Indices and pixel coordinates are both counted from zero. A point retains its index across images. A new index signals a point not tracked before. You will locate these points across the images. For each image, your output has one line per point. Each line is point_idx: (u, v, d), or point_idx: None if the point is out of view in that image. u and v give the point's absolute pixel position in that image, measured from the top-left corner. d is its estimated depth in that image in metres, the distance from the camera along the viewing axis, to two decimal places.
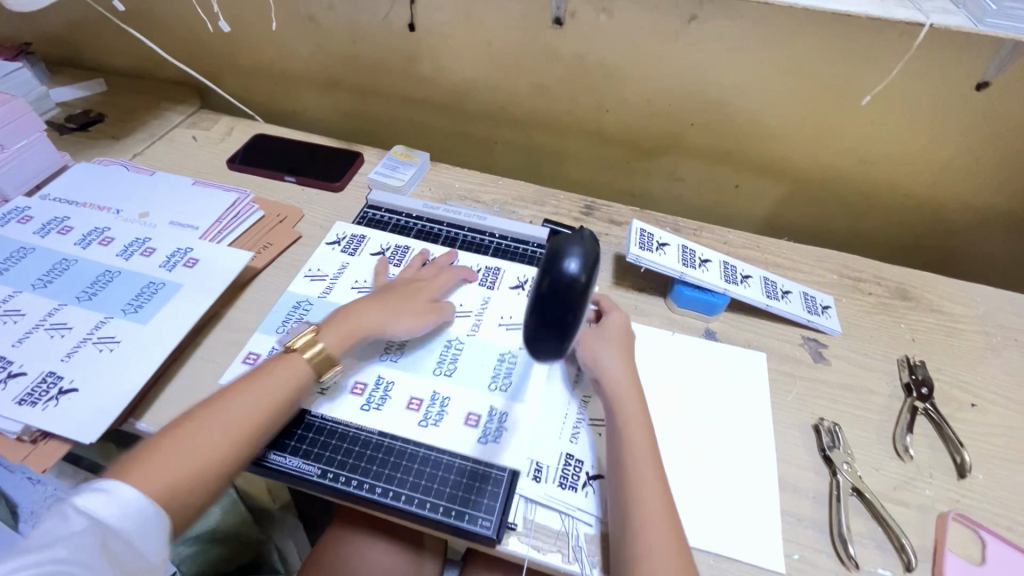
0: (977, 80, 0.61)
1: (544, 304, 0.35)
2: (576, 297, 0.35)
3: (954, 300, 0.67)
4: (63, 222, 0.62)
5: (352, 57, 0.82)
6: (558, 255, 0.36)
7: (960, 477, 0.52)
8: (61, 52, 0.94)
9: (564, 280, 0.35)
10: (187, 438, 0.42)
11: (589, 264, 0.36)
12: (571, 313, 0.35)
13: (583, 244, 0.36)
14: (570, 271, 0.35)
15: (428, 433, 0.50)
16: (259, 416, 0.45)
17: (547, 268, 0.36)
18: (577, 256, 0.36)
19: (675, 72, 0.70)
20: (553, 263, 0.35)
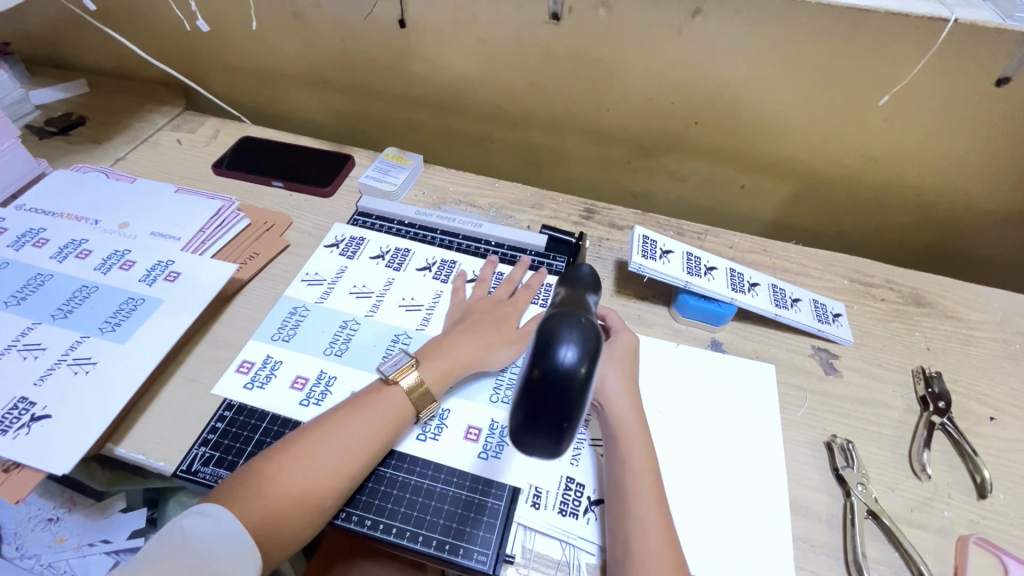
0: (997, 75, 0.58)
1: (530, 404, 0.27)
2: (571, 397, 0.27)
3: (971, 306, 0.64)
4: (39, 234, 0.59)
5: (341, 55, 0.78)
6: (548, 339, 0.28)
7: (980, 497, 0.49)
8: (41, 52, 0.90)
9: (556, 376, 0.27)
10: (265, 481, 0.42)
11: (589, 354, 0.28)
12: (566, 417, 0.27)
13: (579, 327, 0.28)
14: (564, 364, 0.27)
15: (424, 450, 0.48)
16: (370, 452, 0.45)
17: (535, 359, 0.27)
18: (574, 342, 0.27)
19: (679, 69, 0.67)
20: (544, 353, 0.27)
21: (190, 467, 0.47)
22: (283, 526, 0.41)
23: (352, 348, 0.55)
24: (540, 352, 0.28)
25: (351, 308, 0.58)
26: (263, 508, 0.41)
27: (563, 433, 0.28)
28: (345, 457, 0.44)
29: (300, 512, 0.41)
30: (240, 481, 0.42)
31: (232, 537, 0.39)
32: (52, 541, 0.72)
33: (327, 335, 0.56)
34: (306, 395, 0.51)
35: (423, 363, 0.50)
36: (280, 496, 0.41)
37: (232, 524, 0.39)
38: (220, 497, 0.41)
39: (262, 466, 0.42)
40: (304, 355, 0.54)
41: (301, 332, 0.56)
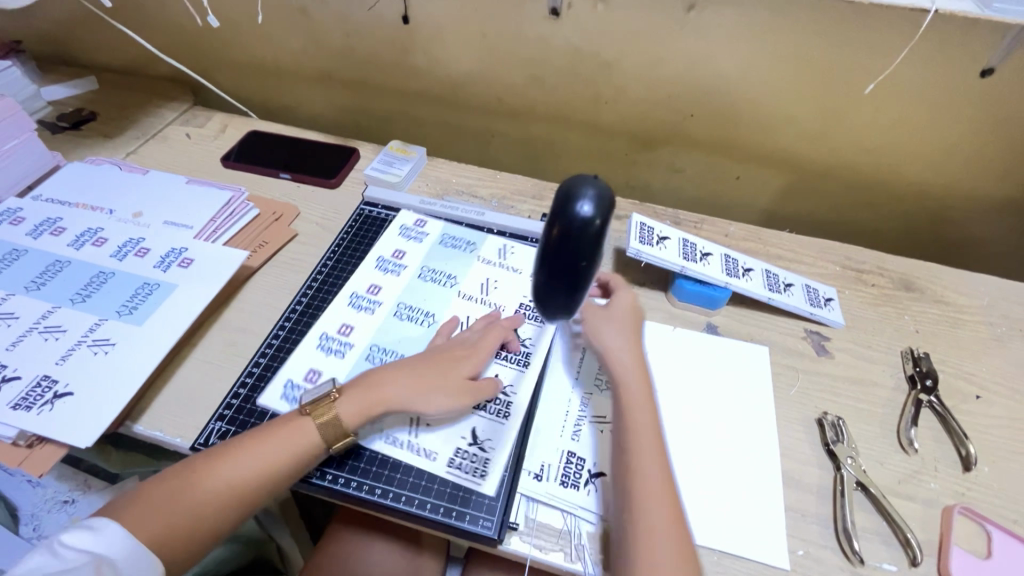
0: (982, 66, 0.60)
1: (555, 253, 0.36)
2: (588, 241, 0.35)
3: (959, 291, 0.67)
4: (56, 223, 0.61)
5: (346, 50, 0.80)
6: (569, 197, 0.36)
7: (965, 470, 0.51)
8: (52, 50, 0.93)
9: (577, 225, 0.35)
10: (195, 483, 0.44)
11: (602, 209, 0.36)
12: (585, 259, 0.36)
13: (594, 186, 0.36)
14: (583, 215, 0.35)
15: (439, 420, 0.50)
16: (270, 474, 0.45)
17: (559, 216, 0.36)
18: (589, 199, 0.35)
19: (675, 62, 0.69)
20: (565, 209, 0.35)
21: (207, 440, 0.49)
22: (198, 522, 0.43)
23: (375, 315, 0.58)
24: (562, 209, 0.36)
25: (374, 278, 0.61)
26: (193, 505, 0.43)
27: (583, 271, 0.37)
28: (268, 465, 0.45)
29: (221, 511, 0.44)
30: (167, 478, 0.45)
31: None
32: (66, 521, 0.73)
33: (353, 303, 0.58)
34: (327, 346, 0.55)
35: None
36: (203, 496, 0.44)
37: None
38: (143, 492, 0.44)
39: (195, 466, 0.45)
40: (331, 320, 0.57)
41: (330, 300, 0.59)
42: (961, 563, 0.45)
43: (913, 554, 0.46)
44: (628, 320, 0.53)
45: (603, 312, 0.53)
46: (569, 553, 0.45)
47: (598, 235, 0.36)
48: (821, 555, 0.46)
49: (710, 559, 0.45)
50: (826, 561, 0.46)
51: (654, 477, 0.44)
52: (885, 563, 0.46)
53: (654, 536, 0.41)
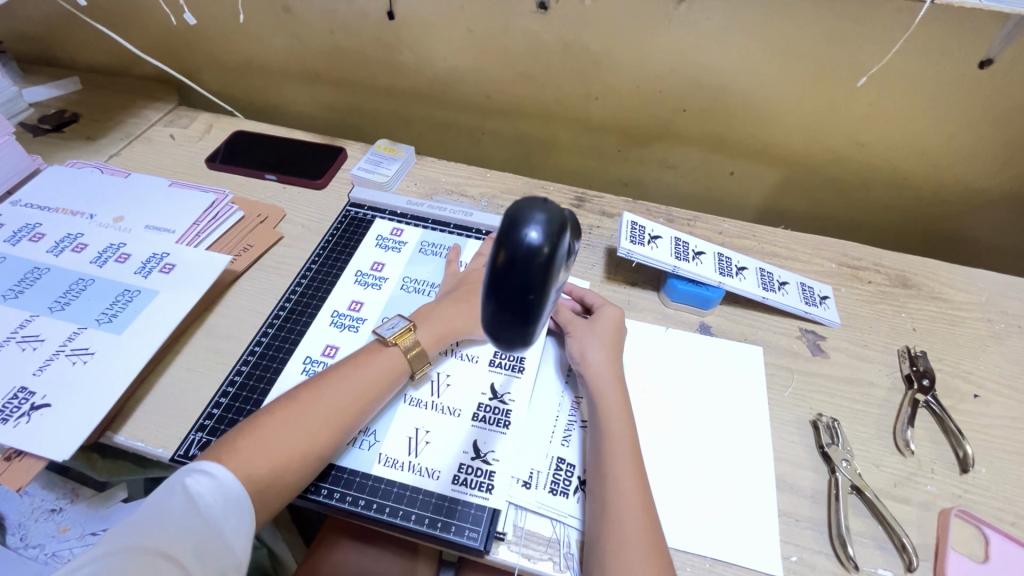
0: (980, 57, 0.59)
1: (496, 289, 0.28)
2: (537, 274, 0.27)
3: (957, 287, 0.65)
4: (35, 228, 0.60)
5: (331, 48, 0.79)
6: (514, 219, 0.27)
7: (962, 471, 0.50)
8: (34, 51, 0.91)
9: (522, 254, 0.27)
10: (267, 435, 0.43)
11: (554, 234, 0.27)
12: (538, 296, 0.28)
13: (547, 206, 0.28)
14: (529, 242, 0.27)
15: (419, 428, 0.50)
16: (341, 427, 0.45)
17: (500, 241, 0.27)
18: (539, 223, 0.27)
19: (666, 56, 0.67)
20: (508, 232, 0.27)
21: (187, 452, 0.48)
22: (281, 474, 0.42)
23: (357, 330, 0.56)
24: (505, 233, 0.27)
25: (354, 293, 0.59)
26: (270, 457, 0.42)
27: (532, 309, 0.28)
28: (339, 409, 0.46)
29: (301, 462, 0.43)
30: (237, 436, 0.43)
31: (230, 495, 0.40)
32: (55, 531, 0.73)
33: (332, 319, 0.57)
34: (312, 369, 0.53)
35: (419, 325, 0.53)
36: (280, 445, 0.43)
37: (230, 483, 0.40)
38: (217, 455, 0.42)
39: (262, 422, 0.44)
40: (311, 337, 0.55)
41: (307, 317, 0.57)
42: (958, 567, 0.44)
43: (908, 559, 0.45)
44: (610, 334, 0.53)
45: (584, 327, 0.54)
46: (558, 562, 0.44)
47: (551, 265, 0.27)
48: (815, 561, 0.45)
49: (701, 567, 0.44)
50: (820, 567, 0.45)
51: (627, 493, 0.43)
52: (880, 569, 0.45)
53: (627, 546, 0.41)
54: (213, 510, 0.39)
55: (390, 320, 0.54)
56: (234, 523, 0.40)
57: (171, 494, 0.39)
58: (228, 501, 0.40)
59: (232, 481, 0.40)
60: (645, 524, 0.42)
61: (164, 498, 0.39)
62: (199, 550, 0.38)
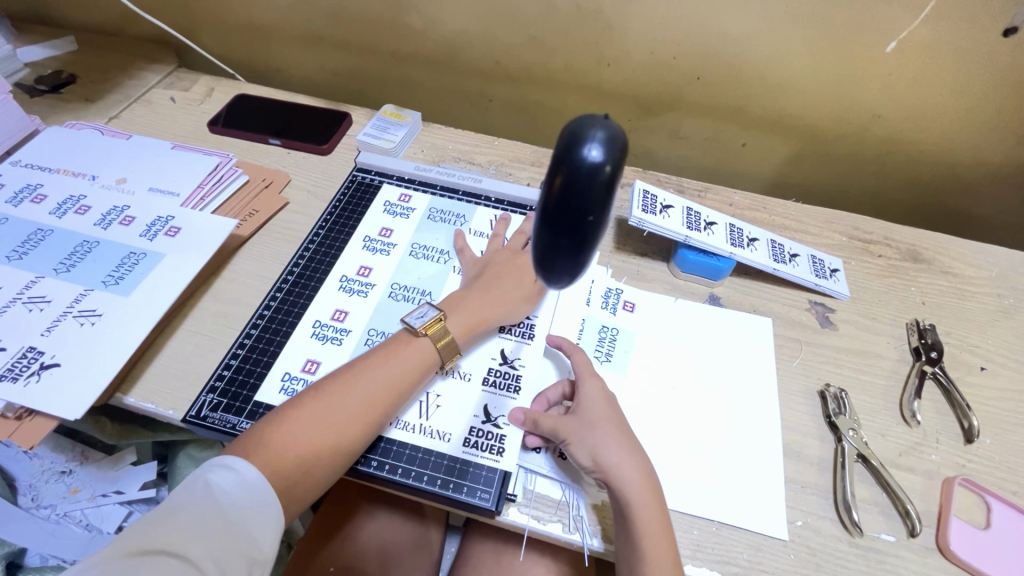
0: (1005, 25, 0.57)
1: (555, 213, 0.29)
2: (597, 194, 0.28)
3: (967, 262, 0.65)
4: (36, 189, 0.59)
5: (335, 8, 0.77)
6: (574, 139, 0.28)
7: (967, 442, 0.51)
8: (27, 9, 0.88)
9: (584, 174, 0.28)
10: (295, 432, 0.43)
11: (615, 155, 0.28)
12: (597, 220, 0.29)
13: (607, 127, 0.28)
14: (590, 162, 0.28)
15: (428, 391, 0.50)
16: (368, 425, 0.44)
17: (559, 163, 0.28)
18: (599, 141, 0.28)
19: (681, 20, 0.66)
20: (568, 152, 0.28)
21: (199, 412, 0.48)
22: (309, 471, 0.42)
23: (367, 294, 0.56)
24: (565, 154, 0.28)
25: (362, 258, 0.59)
26: (297, 454, 0.42)
27: (589, 230, 0.29)
28: (367, 404, 0.45)
29: (327, 461, 0.43)
30: (264, 432, 0.43)
31: (254, 488, 0.40)
32: (66, 492, 0.75)
33: (340, 283, 0.57)
34: (323, 333, 0.53)
35: (448, 314, 0.51)
36: (308, 443, 0.42)
37: (255, 479, 0.40)
38: (245, 449, 0.42)
39: (289, 418, 0.43)
40: (320, 301, 0.55)
41: (315, 282, 0.57)
42: (961, 533, 0.45)
43: (911, 525, 0.45)
44: None
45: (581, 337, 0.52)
46: (567, 524, 0.45)
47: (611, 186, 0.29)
48: (820, 526, 0.46)
49: (708, 531, 0.45)
50: (825, 532, 0.45)
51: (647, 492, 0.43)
52: (884, 534, 0.45)
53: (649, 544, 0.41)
54: (238, 503, 0.39)
55: (419, 309, 0.51)
56: (260, 514, 0.40)
57: (192, 491, 0.39)
58: (252, 492, 0.40)
59: (255, 477, 0.40)
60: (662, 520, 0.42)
61: (185, 495, 0.39)
62: (225, 543, 0.38)
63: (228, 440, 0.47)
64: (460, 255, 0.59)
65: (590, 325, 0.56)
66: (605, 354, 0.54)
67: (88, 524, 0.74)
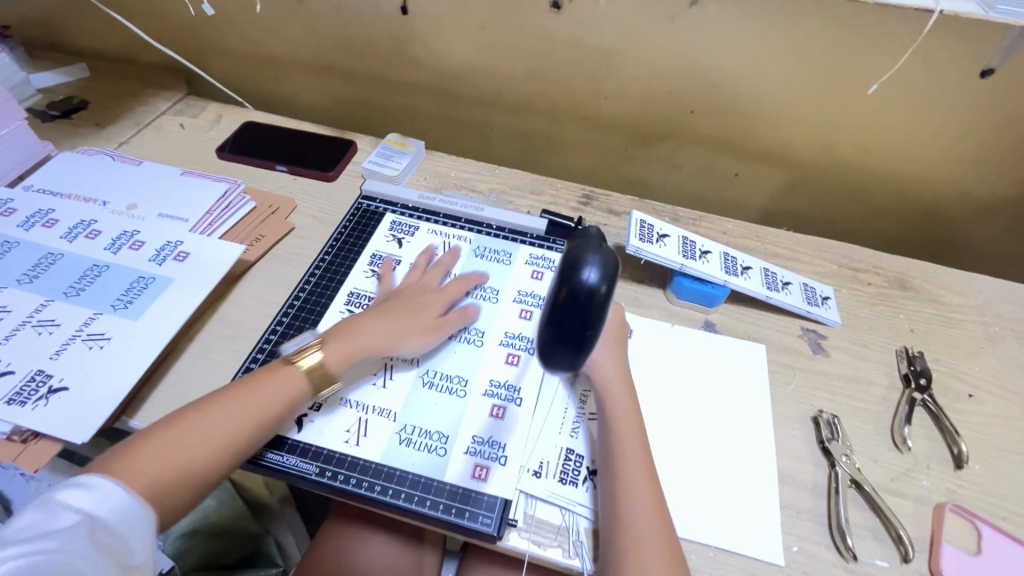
0: (982, 67, 0.60)
1: (560, 319, 0.33)
2: (595, 309, 0.33)
3: (953, 290, 0.67)
4: (48, 214, 0.60)
5: (343, 41, 0.80)
6: (574, 263, 0.34)
7: (957, 468, 0.52)
8: (42, 36, 0.91)
9: (583, 293, 0.33)
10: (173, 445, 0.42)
11: (608, 275, 0.34)
12: (589, 326, 0.33)
13: (601, 253, 0.34)
14: (588, 282, 0.33)
15: (357, 424, 0.50)
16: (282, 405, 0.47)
17: (563, 280, 0.33)
18: (595, 265, 0.33)
19: (675, 57, 0.69)
20: (569, 275, 0.33)
21: None
22: (167, 489, 0.41)
23: None
24: (567, 274, 0.33)
25: (365, 284, 0.60)
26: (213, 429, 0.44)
27: (586, 342, 0.34)
28: (253, 403, 0.46)
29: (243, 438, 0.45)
30: (182, 415, 0.45)
31: (121, 503, 0.38)
32: None
33: (344, 307, 0.58)
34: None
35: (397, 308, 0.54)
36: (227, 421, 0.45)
37: (121, 498, 0.39)
38: (109, 468, 0.41)
39: (152, 437, 0.43)
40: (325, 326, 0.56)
41: (319, 307, 0.58)
42: (952, 559, 0.46)
43: (904, 550, 0.46)
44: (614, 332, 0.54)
45: None
46: (567, 550, 0.45)
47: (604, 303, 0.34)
48: (815, 551, 0.46)
49: (706, 556, 0.46)
50: (820, 557, 0.46)
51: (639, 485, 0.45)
52: (878, 560, 0.46)
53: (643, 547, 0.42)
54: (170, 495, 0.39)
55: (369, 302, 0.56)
56: (129, 522, 0.38)
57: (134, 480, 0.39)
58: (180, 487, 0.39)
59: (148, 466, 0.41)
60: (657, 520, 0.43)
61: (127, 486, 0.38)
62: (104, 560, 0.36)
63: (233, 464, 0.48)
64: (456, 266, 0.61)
65: None
66: None
67: None
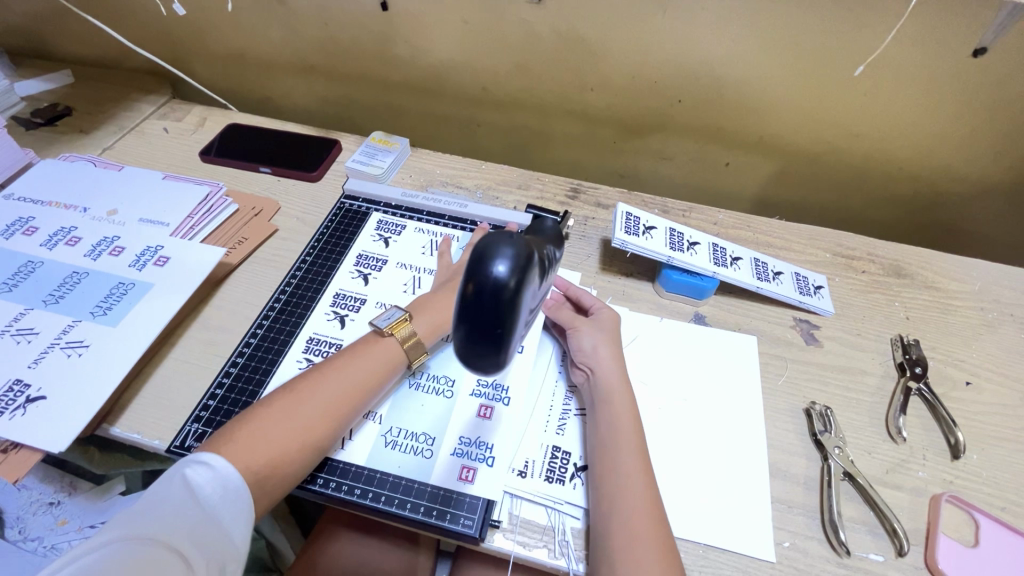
0: (975, 46, 0.59)
1: (466, 320, 0.27)
2: (506, 307, 0.26)
3: (950, 276, 0.66)
4: (28, 222, 0.60)
5: (325, 40, 0.79)
6: (483, 251, 0.27)
7: (953, 458, 0.51)
8: (26, 44, 0.90)
9: (489, 288, 0.26)
10: (261, 422, 0.44)
11: (521, 267, 0.26)
12: (504, 326, 0.27)
13: (515, 242, 0.27)
14: (496, 275, 0.26)
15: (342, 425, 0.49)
16: (331, 424, 0.45)
17: (468, 272, 0.26)
18: (506, 255, 0.26)
19: (660, 46, 0.67)
20: (476, 265, 0.26)
21: (183, 443, 0.48)
22: (281, 462, 0.43)
23: (354, 320, 0.56)
24: (474, 265, 0.26)
25: (349, 284, 0.60)
26: (268, 447, 0.42)
27: (501, 344, 0.27)
28: (367, 376, 0.48)
29: (299, 454, 0.43)
30: (236, 427, 0.43)
31: (228, 480, 0.40)
32: (54, 524, 0.74)
33: (328, 307, 0.57)
34: (307, 360, 0.53)
35: (414, 316, 0.52)
36: (279, 438, 0.43)
37: (230, 473, 0.41)
38: (215, 446, 0.42)
39: (260, 413, 0.44)
40: (308, 327, 0.56)
41: (303, 308, 0.57)
42: (949, 551, 0.45)
43: (900, 544, 0.45)
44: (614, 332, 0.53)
45: (589, 324, 0.54)
46: (553, 550, 0.44)
47: (519, 300, 0.27)
48: (808, 546, 0.45)
49: (695, 553, 0.45)
50: (813, 552, 0.45)
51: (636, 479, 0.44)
52: (872, 554, 0.45)
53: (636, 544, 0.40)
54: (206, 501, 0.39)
55: (386, 311, 0.53)
56: (235, 507, 0.40)
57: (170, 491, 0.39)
58: (224, 492, 0.40)
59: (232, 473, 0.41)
60: (653, 516, 0.42)
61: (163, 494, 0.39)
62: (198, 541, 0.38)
63: None
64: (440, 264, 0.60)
65: None
66: None
67: None
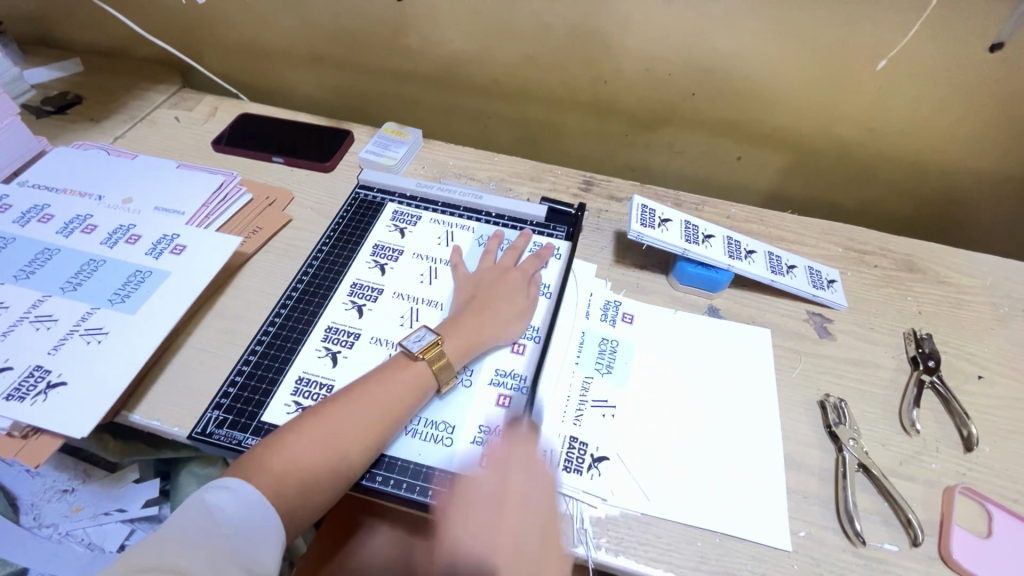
0: (990, 41, 0.59)
1: None
2: None
3: (962, 271, 0.66)
4: (43, 209, 0.60)
5: (337, 30, 0.78)
6: None
7: (966, 450, 0.51)
8: (35, 32, 0.90)
9: None
10: (289, 449, 0.43)
11: None
12: None
13: None
14: None
15: None
16: (358, 453, 0.44)
17: None
18: None
19: (675, 38, 0.67)
20: None
21: (204, 429, 0.48)
22: (311, 490, 0.43)
23: (372, 311, 0.57)
24: None
25: (365, 274, 0.60)
26: (295, 476, 0.42)
27: None
28: (395, 400, 0.47)
29: (327, 484, 0.43)
30: (263, 452, 0.43)
31: (252, 505, 0.40)
32: (69, 511, 0.75)
33: (345, 296, 0.58)
34: (326, 349, 0.53)
35: (446, 338, 0.51)
36: (306, 467, 0.42)
37: (257, 502, 0.40)
38: (243, 470, 0.42)
39: (288, 437, 0.44)
40: (326, 317, 0.56)
41: (320, 297, 0.57)
42: (963, 542, 0.45)
43: (914, 534, 0.46)
44: None
45: None
46: (571, 537, 0.45)
47: None
48: (824, 536, 0.46)
49: (712, 542, 0.45)
50: (829, 542, 0.46)
51: None
52: (886, 544, 0.46)
53: None
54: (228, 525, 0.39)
55: (416, 332, 0.52)
56: (261, 530, 0.40)
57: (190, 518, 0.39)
58: (247, 512, 0.40)
59: (259, 501, 0.41)
60: None
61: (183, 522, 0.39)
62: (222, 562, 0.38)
63: (234, 456, 0.48)
64: (457, 256, 0.60)
65: (589, 337, 0.57)
66: (606, 366, 0.55)
67: (90, 543, 0.74)
